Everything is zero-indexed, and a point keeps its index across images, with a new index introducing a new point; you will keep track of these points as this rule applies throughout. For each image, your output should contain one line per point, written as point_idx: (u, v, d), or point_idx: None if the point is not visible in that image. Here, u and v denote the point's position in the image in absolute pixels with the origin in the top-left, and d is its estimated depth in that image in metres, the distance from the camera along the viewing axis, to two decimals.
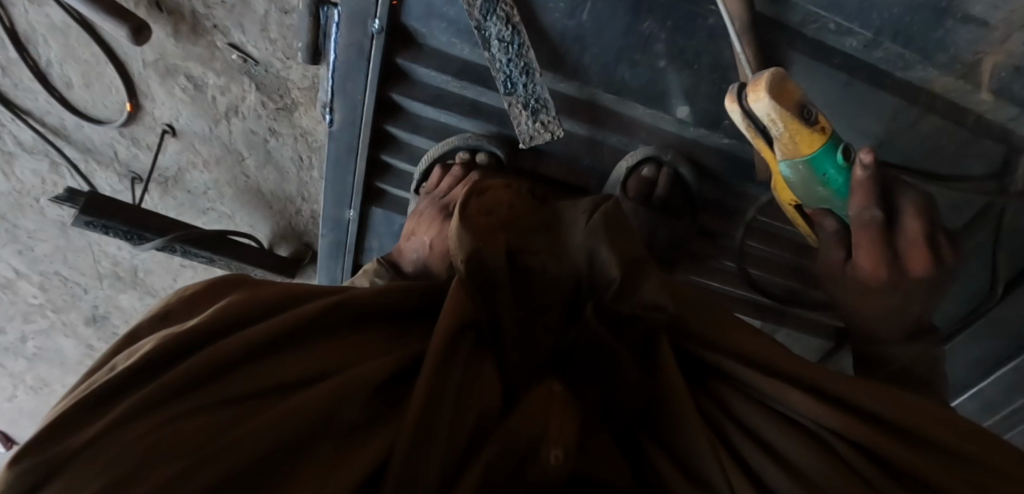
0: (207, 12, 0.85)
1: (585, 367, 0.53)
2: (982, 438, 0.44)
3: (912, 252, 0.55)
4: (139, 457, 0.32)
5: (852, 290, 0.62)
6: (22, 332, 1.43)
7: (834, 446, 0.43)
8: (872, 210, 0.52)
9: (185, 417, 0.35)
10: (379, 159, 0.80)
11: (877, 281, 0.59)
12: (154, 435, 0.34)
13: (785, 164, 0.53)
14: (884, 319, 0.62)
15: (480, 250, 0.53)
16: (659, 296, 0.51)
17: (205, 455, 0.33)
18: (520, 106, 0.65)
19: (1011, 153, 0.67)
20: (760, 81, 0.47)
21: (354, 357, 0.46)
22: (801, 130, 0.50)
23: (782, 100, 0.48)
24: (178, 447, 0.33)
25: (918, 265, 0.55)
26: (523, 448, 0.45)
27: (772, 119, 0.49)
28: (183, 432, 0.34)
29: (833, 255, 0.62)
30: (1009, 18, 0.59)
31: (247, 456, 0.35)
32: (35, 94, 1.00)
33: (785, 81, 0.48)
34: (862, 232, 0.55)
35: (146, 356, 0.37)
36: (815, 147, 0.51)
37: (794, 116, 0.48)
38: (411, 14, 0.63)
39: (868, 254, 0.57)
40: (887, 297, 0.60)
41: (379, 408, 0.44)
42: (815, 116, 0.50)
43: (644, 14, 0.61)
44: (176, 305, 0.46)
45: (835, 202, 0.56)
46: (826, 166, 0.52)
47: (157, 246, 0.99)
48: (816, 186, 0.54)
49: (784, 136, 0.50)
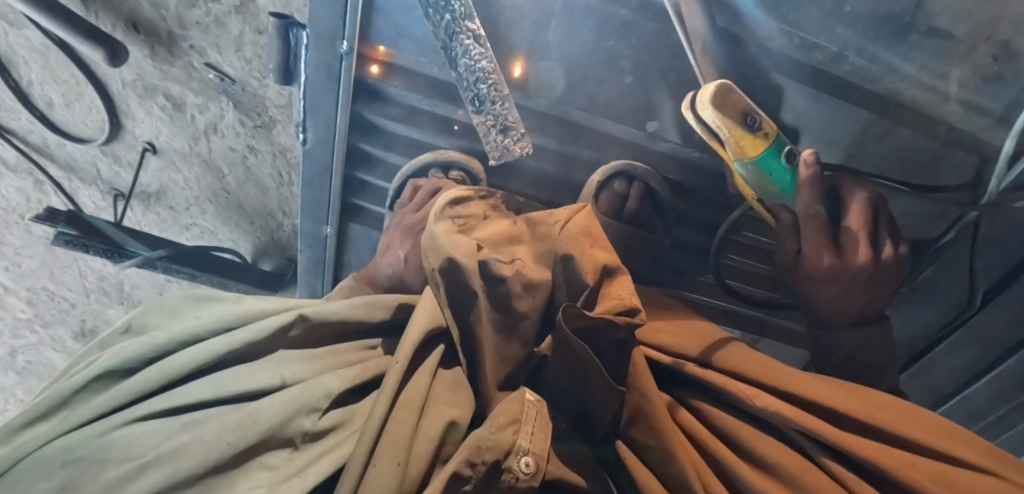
0: (184, 33, 0.86)
1: (564, 374, 0.45)
2: (958, 439, 0.41)
3: (852, 245, 0.57)
4: (84, 460, 0.31)
5: (807, 282, 0.61)
6: (11, 347, 1.45)
7: (812, 454, 0.40)
8: (817, 208, 0.56)
9: (137, 421, 0.34)
10: (354, 177, 0.83)
11: (820, 272, 0.58)
12: (102, 438, 0.33)
13: (735, 165, 0.57)
14: (835, 311, 0.61)
15: (454, 257, 0.48)
16: (630, 298, 0.47)
17: (150, 459, 0.31)
18: (489, 124, 0.62)
19: (983, 164, 0.65)
20: (708, 91, 0.52)
21: (322, 366, 0.42)
22: (744, 135, 0.54)
23: (723, 109, 0.52)
24: (124, 451, 0.32)
25: (858, 256, 0.56)
26: (498, 451, 0.37)
27: (719, 127, 0.53)
28: (132, 435, 0.33)
29: (784, 247, 0.61)
30: (974, 30, 0.59)
31: (191, 460, 0.32)
32: (17, 115, 1.02)
33: (728, 92, 0.53)
34: (809, 226, 0.57)
35: (103, 367, 0.38)
36: (760, 151, 0.55)
37: (736, 123, 0.53)
38: (379, 35, 0.66)
39: (815, 246, 0.58)
40: (832, 284, 0.59)
41: (341, 416, 0.39)
42: (761, 123, 0.54)
43: (607, 34, 0.65)
44: (147, 316, 0.45)
45: (787, 198, 0.58)
46: (772, 166, 0.56)
47: (138, 262, 1.00)
48: (768, 185, 0.57)
49: (731, 142, 0.54)
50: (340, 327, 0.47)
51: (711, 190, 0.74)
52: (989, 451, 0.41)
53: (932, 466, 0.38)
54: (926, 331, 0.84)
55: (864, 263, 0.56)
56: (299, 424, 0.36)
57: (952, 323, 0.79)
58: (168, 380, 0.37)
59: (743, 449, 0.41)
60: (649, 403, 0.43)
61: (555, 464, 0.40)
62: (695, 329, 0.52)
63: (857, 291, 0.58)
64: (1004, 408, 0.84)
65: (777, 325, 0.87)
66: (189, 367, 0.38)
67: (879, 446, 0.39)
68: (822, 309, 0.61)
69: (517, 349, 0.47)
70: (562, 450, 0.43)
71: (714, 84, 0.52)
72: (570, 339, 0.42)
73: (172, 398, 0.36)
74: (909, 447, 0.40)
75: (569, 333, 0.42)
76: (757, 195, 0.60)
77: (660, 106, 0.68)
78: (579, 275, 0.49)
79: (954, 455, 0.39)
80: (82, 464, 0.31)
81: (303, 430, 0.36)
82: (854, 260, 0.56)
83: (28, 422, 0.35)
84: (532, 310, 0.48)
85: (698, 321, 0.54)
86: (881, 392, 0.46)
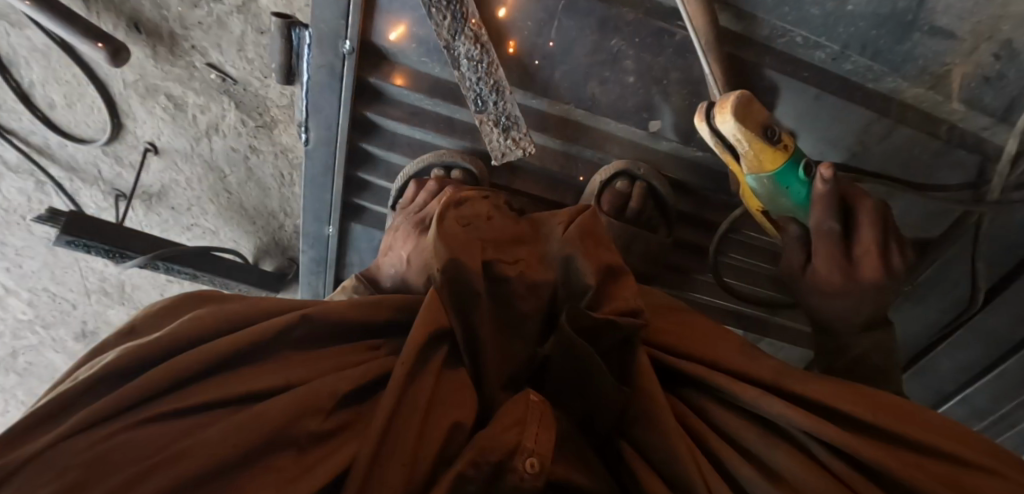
0: (186, 33, 0.86)
1: (567, 373, 0.45)
2: (967, 441, 0.41)
3: (863, 258, 0.57)
4: (90, 463, 0.30)
5: (811, 288, 0.61)
6: (12, 347, 1.45)
7: (826, 462, 0.39)
8: (828, 224, 0.56)
9: (144, 424, 0.33)
10: (356, 177, 0.83)
11: (832, 287, 0.59)
12: (107, 441, 0.31)
13: (751, 178, 0.57)
14: (841, 318, 0.60)
15: (458, 258, 0.46)
16: (634, 302, 0.47)
17: (160, 461, 0.31)
18: (491, 124, 0.62)
19: (985, 163, 0.66)
20: (727, 103, 0.52)
21: (325, 368, 0.42)
22: (765, 149, 0.53)
23: (745, 122, 0.51)
24: (132, 454, 0.31)
25: (871, 272, 0.57)
26: (503, 451, 0.37)
27: (738, 139, 0.53)
28: (140, 438, 0.32)
29: (793, 260, 0.62)
30: (976, 29, 0.59)
31: (200, 462, 0.31)
32: (19, 115, 1.02)
33: (751, 104, 0.52)
34: (820, 243, 0.58)
35: (106, 368, 0.36)
36: (778, 165, 0.55)
37: (758, 137, 0.52)
38: (381, 34, 0.66)
39: (825, 260, 0.58)
40: (843, 297, 0.59)
41: (345, 420, 0.39)
42: (780, 136, 0.54)
43: (610, 33, 0.63)
44: (146, 320, 0.44)
45: (799, 212, 0.58)
46: (789, 180, 0.56)
47: (139, 263, 1.01)
48: (781, 198, 0.57)
49: (750, 155, 0.54)
50: (343, 327, 0.47)
51: (712, 189, 0.74)
52: (996, 452, 0.41)
53: (940, 471, 0.38)
54: (928, 331, 0.84)
55: (876, 279, 0.57)
56: (304, 425, 0.36)
57: (954, 322, 0.79)
58: (174, 381, 0.36)
59: (755, 457, 0.41)
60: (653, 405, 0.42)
61: (560, 464, 0.40)
62: (698, 331, 0.52)
63: (865, 299, 0.58)
64: (1006, 407, 0.84)
65: (779, 325, 0.87)
66: (196, 366, 0.37)
67: (885, 448, 0.39)
68: (828, 319, 0.61)
69: (519, 350, 0.47)
70: (567, 448, 0.43)
71: (737, 96, 0.51)
72: (573, 339, 0.42)
73: (179, 401, 0.35)
74: (918, 449, 0.39)
75: (573, 336, 0.42)
76: (764, 207, 0.61)
77: (660, 105, 0.68)
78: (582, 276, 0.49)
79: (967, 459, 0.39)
80: (85, 467, 0.30)
81: (309, 431, 0.36)
82: (867, 275, 0.57)
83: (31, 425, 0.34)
84: (536, 310, 0.48)
85: (700, 321, 0.54)
86: (885, 393, 0.45)
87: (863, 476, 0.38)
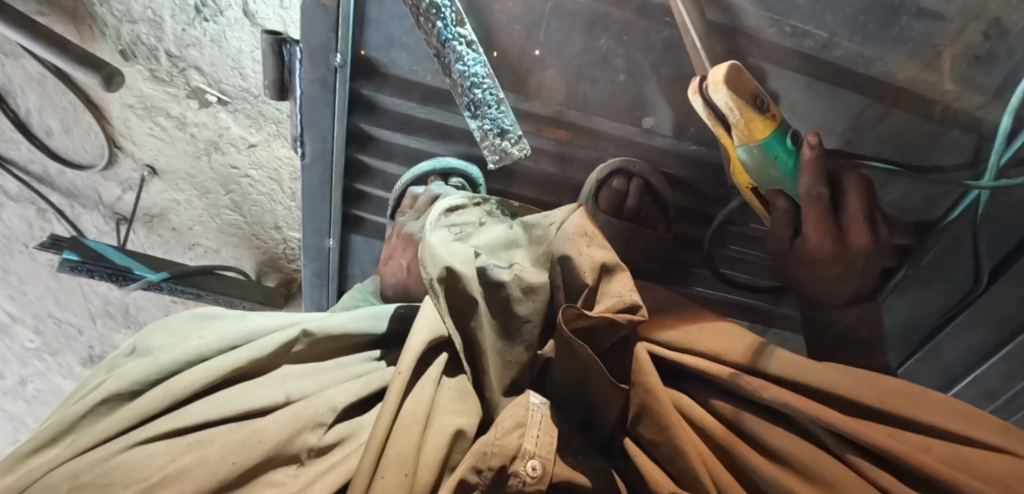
0: (181, 54, 0.87)
1: (568, 371, 0.44)
2: (974, 421, 0.41)
3: (852, 226, 0.57)
4: (90, 486, 0.31)
5: (801, 266, 0.62)
6: (21, 375, 1.46)
7: (833, 449, 0.39)
8: (820, 189, 0.55)
9: (144, 443, 0.34)
10: (353, 188, 0.84)
11: (823, 256, 0.59)
12: (108, 462, 0.33)
13: (741, 148, 0.57)
14: (828, 296, 0.62)
15: (453, 266, 0.46)
16: (627, 292, 0.46)
17: (157, 481, 0.31)
18: (486, 129, 0.63)
19: (981, 142, 0.65)
20: (719, 74, 0.52)
21: (326, 381, 0.42)
22: (753, 117, 0.54)
23: (736, 89, 0.52)
24: (130, 473, 0.32)
25: (858, 240, 0.57)
26: (504, 457, 0.36)
27: (730, 107, 0.53)
28: (136, 458, 0.33)
29: (782, 234, 0.62)
30: (964, 9, 0.57)
31: (199, 480, 0.32)
32: (19, 144, 1.04)
33: (741, 75, 0.52)
34: (811, 208, 0.57)
35: (109, 391, 0.38)
36: (767, 133, 0.55)
37: (747, 105, 0.53)
38: (371, 46, 0.66)
39: (818, 227, 0.58)
40: (832, 266, 0.59)
41: (346, 430, 0.38)
42: (768, 106, 0.55)
43: (599, 32, 0.64)
44: (149, 338, 0.45)
45: (787, 183, 0.58)
46: (777, 149, 0.56)
47: (143, 285, 1.01)
48: (770, 169, 0.57)
49: (740, 124, 0.55)
50: (345, 342, 0.47)
51: (711, 184, 0.75)
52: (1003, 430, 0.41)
53: (947, 449, 0.38)
54: (933, 314, 0.83)
55: (865, 246, 0.57)
56: (303, 440, 0.36)
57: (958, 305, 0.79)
58: (173, 400, 0.37)
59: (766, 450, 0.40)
60: (655, 401, 0.41)
61: (564, 465, 0.40)
62: (702, 323, 0.51)
63: (852, 274, 0.59)
64: (1016, 388, 0.82)
65: (783, 315, 0.87)
66: (192, 387, 0.38)
67: (894, 433, 0.39)
68: (816, 294, 0.62)
69: (521, 353, 0.46)
70: (570, 448, 0.42)
71: (728, 64, 0.51)
72: (571, 340, 0.41)
73: (175, 420, 0.36)
74: (923, 430, 0.39)
75: (571, 335, 0.41)
76: (754, 182, 0.61)
77: (655, 104, 0.68)
78: (577, 276, 0.49)
79: (975, 440, 0.38)
80: (90, 487, 0.31)
81: (309, 445, 0.36)
82: (855, 242, 0.57)
83: (36, 448, 0.36)
84: (533, 313, 0.47)
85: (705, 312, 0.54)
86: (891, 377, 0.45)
87: (870, 459, 0.38)
